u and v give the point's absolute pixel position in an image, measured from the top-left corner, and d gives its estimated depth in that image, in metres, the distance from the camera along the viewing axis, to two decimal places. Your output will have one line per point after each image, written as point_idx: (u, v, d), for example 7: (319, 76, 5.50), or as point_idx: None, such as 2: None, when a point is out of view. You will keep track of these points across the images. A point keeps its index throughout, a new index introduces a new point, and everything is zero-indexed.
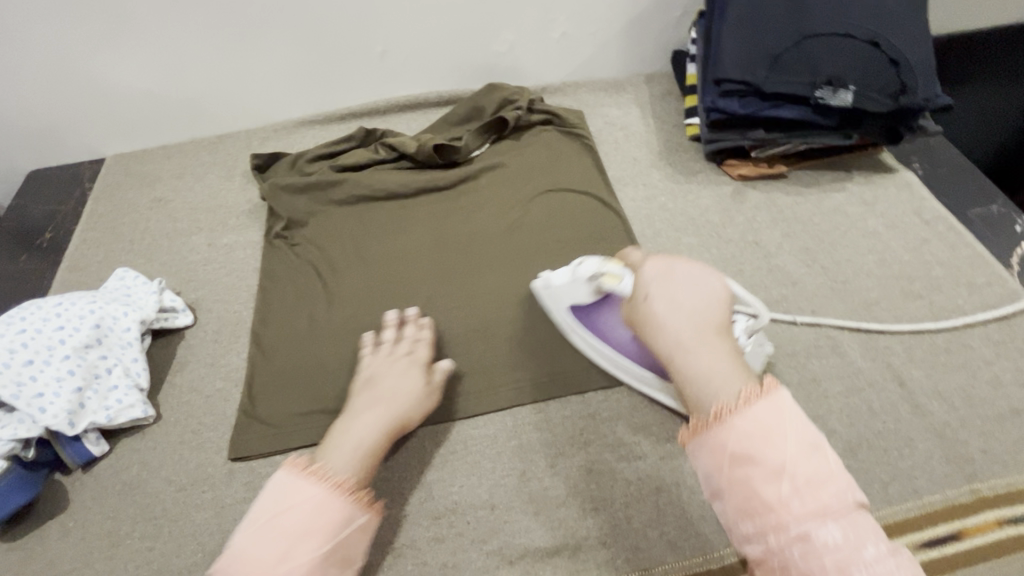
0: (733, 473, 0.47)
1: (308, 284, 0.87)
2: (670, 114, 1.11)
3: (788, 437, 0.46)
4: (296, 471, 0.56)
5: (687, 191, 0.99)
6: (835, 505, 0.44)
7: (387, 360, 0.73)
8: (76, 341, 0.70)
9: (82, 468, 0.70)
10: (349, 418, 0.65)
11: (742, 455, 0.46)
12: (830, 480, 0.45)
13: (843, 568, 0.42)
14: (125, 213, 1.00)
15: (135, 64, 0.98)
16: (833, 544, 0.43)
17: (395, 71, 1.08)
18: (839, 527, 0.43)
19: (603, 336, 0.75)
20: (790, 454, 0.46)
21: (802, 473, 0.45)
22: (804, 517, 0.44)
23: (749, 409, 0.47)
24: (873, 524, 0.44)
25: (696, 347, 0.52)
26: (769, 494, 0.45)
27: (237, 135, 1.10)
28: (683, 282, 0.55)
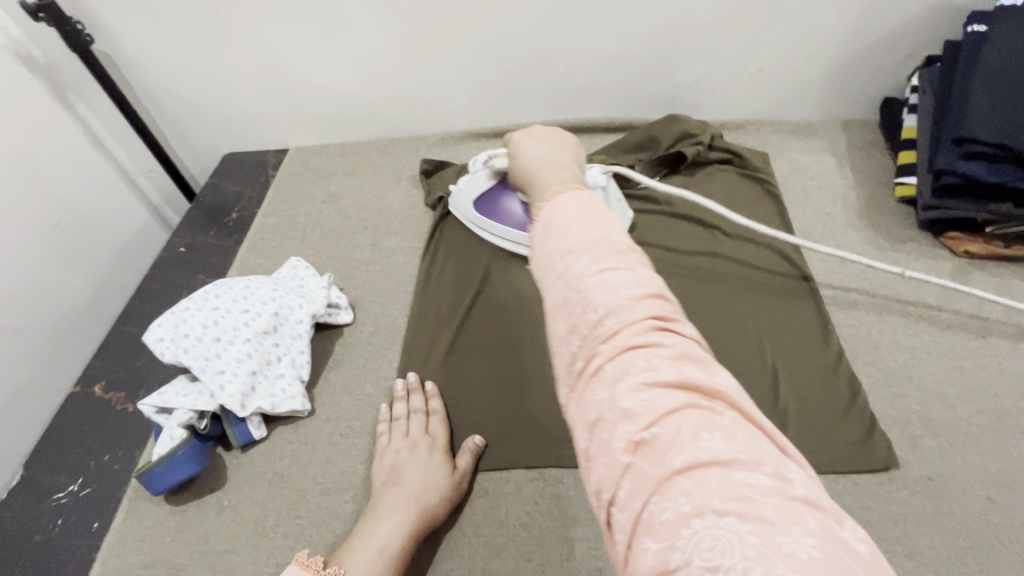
0: (559, 306, 0.39)
1: (462, 298, 0.86)
2: (873, 169, 0.97)
3: (605, 261, 0.39)
4: (310, 569, 0.59)
5: (892, 261, 0.85)
6: (652, 317, 0.36)
7: (406, 441, 0.69)
8: (257, 327, 0.73)
9: (242, 449, 0.72)
10: (369, 525, 0.62)
11: (551, 246, 0.42)
12: (631, 297, 0.37)
13: (649, 411, 0.33)
14: (301, 203, 1.06)
15: (334, 67, 1.05)
16: (636, 397, 0.33)
17: (570, 93, 1.06)
18: (665, 368, 0.34)
19: (500, 218, 0.87)
20: (612, 299, 0.37)
21: (597, 292, 0.38)
22: (624, 346, 0.35)
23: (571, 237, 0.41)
24: (701, 370, 0.35)
25: (568, 217, 0.43)
26: (625, 388, 0.34)
27: (407, 140, 1.13)
28: (576, 204, 0.44)
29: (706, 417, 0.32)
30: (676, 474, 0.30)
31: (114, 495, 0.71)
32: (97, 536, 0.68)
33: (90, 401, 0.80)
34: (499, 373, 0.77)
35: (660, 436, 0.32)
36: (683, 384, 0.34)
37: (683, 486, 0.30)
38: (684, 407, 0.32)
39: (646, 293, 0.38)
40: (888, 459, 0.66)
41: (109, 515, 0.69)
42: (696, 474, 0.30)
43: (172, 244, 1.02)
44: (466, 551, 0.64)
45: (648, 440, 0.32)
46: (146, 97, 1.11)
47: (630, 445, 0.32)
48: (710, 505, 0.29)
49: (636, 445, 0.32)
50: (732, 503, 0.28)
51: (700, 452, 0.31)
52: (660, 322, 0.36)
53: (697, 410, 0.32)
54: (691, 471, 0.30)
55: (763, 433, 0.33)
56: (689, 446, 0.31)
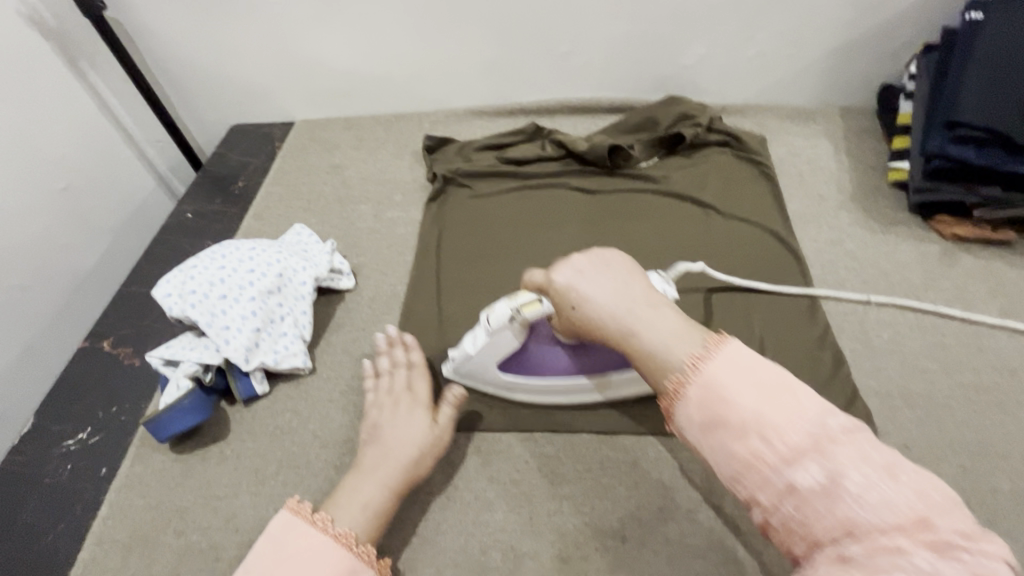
0: (693, 419, 0.44)
1: (464, 267, 0.89)
2: (868, 154, 0.99)
3: (760, 377, 0.43)
4: (303, 520, 0.58)
5: (882, 243, 0.87)
6: (830, 442, 0.39)
7: (389, 396, 0.71)
8: (262, 286, 0.76)
9: (245, 404, 0.75)
10: (354, 478, 0.64)
11: (726, 393, 0.43)
12: (808, 418, 0.40)
13: (864, 524, 0.36)
14: (306, 174, 1.08)
15: (342, 41, 1.06)
16: (868, 515, 0.37)
17: (573, 73, 1.07)
18: (877, 488, 0.37)
19: (537, 369, 0.69)
20: (786, 429, 0.40)
21: (772, 423, 0.40)
22: (791, 462, 0.39)
23: (711, 356, 0.45)
24: (885, 464, 0.38)
25: (652, 311, 0.50)
26: (777, 478, 0.39)
27: (412, 116, 1.15)
28: (597, 269, 0.53)
29: (899, 530, 0.36)
30: (818, 546, 0.38)
31: (120, 443, 0.74)
32: (104, 481, 0.71)
33: (98, 355, 0.82)
34: None
35: (863, 549, 0.36)
36: (904, 513, 0.36)
37: (877, 546, 0.35)
38: (883, 525, 0.36)
39: (820, 408, 0.41)
40: (867, 428, 0.69)
41: (116, 461, 0.72)
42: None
43: (179, 211, 1.04)
44: (458, 503, 0.67)
45: (865, 541, 0.36)
46: (155, 65, 1.12)
47: (835, 556, 0.37)
48: (906, 554, 0.35)
49: (839, 557, 0.36)
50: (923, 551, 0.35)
51: (909, 562, 0.34)
52: (845, 435, 0.40)
53: (862, 510, 0.37)
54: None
55: (932, 521, 0.36)
56: (901, 553, 0.35)
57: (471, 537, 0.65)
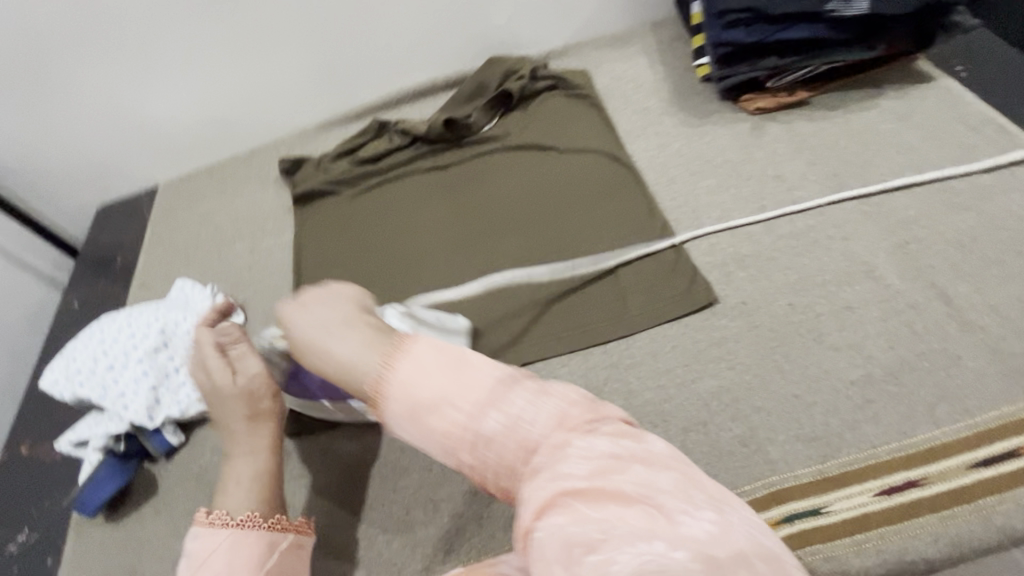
0: (443, 434, 0.45)
1: (342, 271, 0.94)
2: (679, 59, 1.07)
3: (452, 398, 0.45)
4: (205, 525, 0.58)
5: (702, 134, 0.96)
6: (503, 392, 0.45)
7: (212, 388, 0.66)
8: (146, 346, 0.79)
9: (166, 457, 0.79)
10: (229, 462, 0.64)
11: (399, 386, 0.46)
12: (485, 379, 0.45)
13: (552, 446, 0.42)
14: (178, 231, 1.10)
15: (174, 96, 1.09)
16: (615, 475, 0.39)
17: (400, 62, 1.12)
18: (597, 440, 0.42)
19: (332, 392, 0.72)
20: (446, 388, 0.45)
21: (452, 390, 0.45)
22: (478, 415, 0.44)
23: (396, 358, 0.47)
24: (546, 392, 0.45)
25: (338, 337, 0.51)
26: (512, 440, 0.43)
27: (266, 147, 1.18)
28: (326, 305, 0.56)
29: (631, 471, 0.39)
30: (588, 487, 0.38)
31: (58, 530, 0.77)
32: (52, 567, 0.74)
33: (20, 460, 0.85)
34: None
35: (553, 459, 0.41)
36: (624, 464, 0.40)
37: (572, 461, 0.40)
38: (567, 451, 0.41)
39: (481, 366, 0.47)
40: (710, 297, 0.77)
41: (60, 546, 0.76)
42: (606, 499, 0.38)
43: (65, 303, 1.06)
44: (374, 479, 0.72)
45: (586, 491, 0.38)
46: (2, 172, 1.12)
47: (557, 489, 0.39)
48: (607, 482, 0.39)
49: (573, 494, 0.38)
50: (632, 485, 0.38)
51: (628, 492, 0.38)
52: (528, 386, 0.45)
53: (596, 439, 0.42)
54: (647, 517, 0.37)
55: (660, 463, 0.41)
56: (578, 463, 0.40)
57: (391, 502, 0.70)
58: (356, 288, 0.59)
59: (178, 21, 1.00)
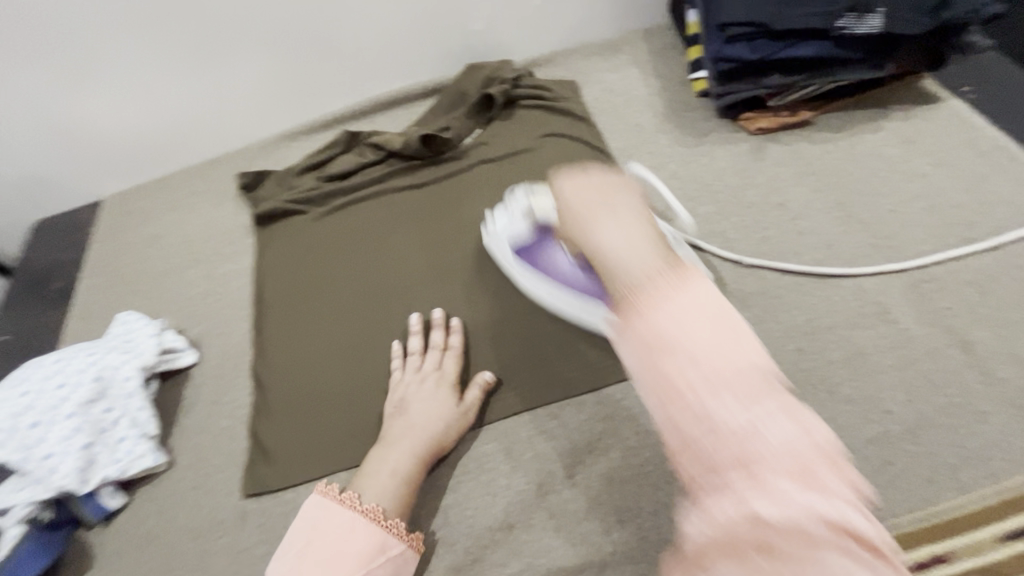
0: (657, 386, 0.41)
1: (307, 304, 0.85)
2: (673, 71, 1.00)
3: (707, 327, 0.41)
4: (329, 499, 0.64)
5: (699, 155, 0.89)
6: (750, 377, 0.39)
7: (417, 375, 0.72)
8: (79, 397, 0.69)
9: (104, 522, 0.70)
10: (383, 451, 0.66)
11: (648, 338, 0.41)
12: (744, 363, 0.39)
13: (770, 462, 0.36)
14: (125, 253, 1.00)
15: (117, 101, 0.97)
16: (781, 503, 0.35)
17: (372, 68, 1.02)
18: (814, 437, 0.37)
19: (549, 273, 0.75)
20: (684, 372, 0.39)
21: (703, 352, 0.40)
22: (706, 390, 0.39)
23: (668, 292, 0.43)
24: (793, 410, 0.38)
25: (613, 219, 0.50)
26: (729, 422, 0.37)
27: (224, 158, 1.07)
28: (686, 308, 0.42)
29: (862, 561, 0.34)
30: (768, 528, 0.35)
31: None
32: None
33: None
34: (354, 369, 0.77)
35: (755, 480, 0.36)
36: (822, 516, 0.34)
37: (748, 482, 0.36)
38: (794, 464, 0.36)
39: (744, 356, 0.40)
40: None
41: None
42: (796, 530, 0.34)
43: None
44: None
45: (772, 550, 0.34)
46: None
47: (750, 519, 0.35)
48: (810, 543, 0.34)
49: (732, 501, 0.36)
50: (805, 546, 0.34)
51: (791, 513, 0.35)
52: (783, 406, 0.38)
53: (809, 467, 0.36)
54: (799, 528, 0.34)
55: (837, 468, 0.37)
56: (782, 505, 0.35)
57: None
58: (640, 203, 0.52)
59: (117, 23, 0.89)
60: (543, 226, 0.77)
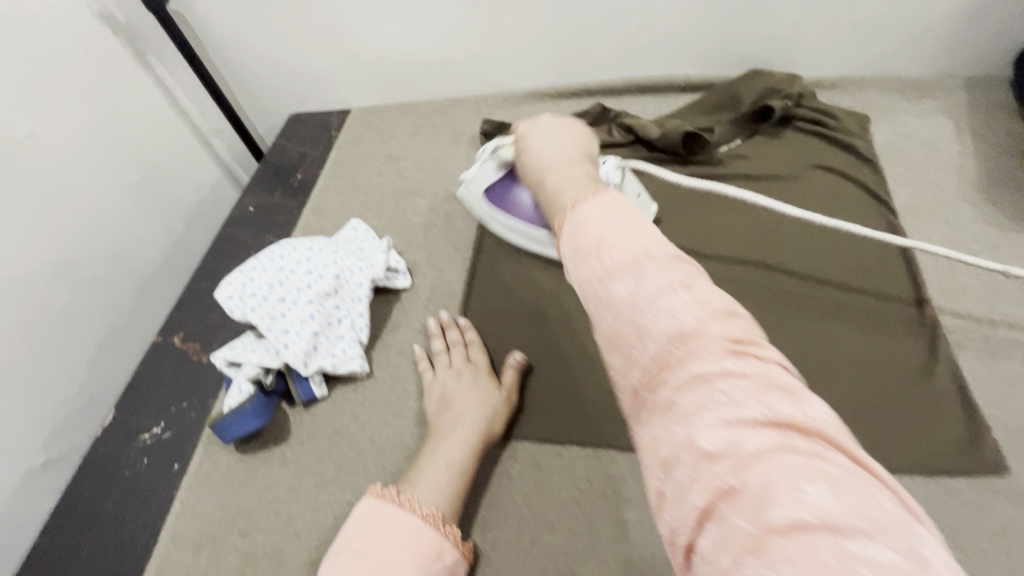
0: (608, 341, 0.39)
1: (524, 264, 0.84)
2: (998, 136, 0.84)
3: (650, 275, 0.38)
4: (390, 502, 0.59)
5: (1015, 243, 0.74)
6: (706, 325, 0.36)
7: (450, 372, 0.72)
8: (319, 288, 0.75)
9: (305, 406, 0.75)
10: (433, 445, 0.66)
11: (579, 254, 0.42)
12: (696, 318, 0.36)
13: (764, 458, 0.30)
14: (363, 164, 1.06)
15: (398, 25, 1.01)
16: (824, 536, 0.26)
17: (645, 48, 0.97)
18: (760, 408, 0.32)
19: (510, 209, 0.79)
20: (645, 292, 0.38)
21: (652, 317, 0.37)
22: (692, 355, 0.35)
23: (587, 199, 0.45)
24: (771, 390, 0.33)
25: (560, 168, 0.53)
26: (715, 445, 0.31)
27: (469, 101, 1.09)
28: (602, 211, 0.43)
29: (863, 546, 0.26)
30: (771, 534, 0.27)
31: (190, 440, 0.76)
32: (176, 477, 0.73)
33: (170, 352, 0.85)
34: (556, 345, 0.76)
35: (691, 403, 0.33)
36: (855, 467, 0.30)
37: (710, 430, 0.32)
38: (775, 451, 0.30)
39: (676, 264, 0.40)
40: (994, 463, 0.59)
41: (187, 458, 0.74)
42: (802, 538, 0.26)
43: (241, 205, 1.05)
44: (519, 520, 0.64)
45: (738, 492, 0.29)
46: (216, 55, 1.10)
47: (717, 492, 0.30)
48: (819, 537, 0.26)
49: (720, 495, 0.30)
50: (823, 532, 0.26)
51: (851, 536, 0.26)
52: (740, 348, 0.35)
53: (793, 456, 0.29)
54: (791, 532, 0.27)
55: (886, 487, 0.29)
56: (781, 502, 0.28)
57: (528, 557, 0.62)
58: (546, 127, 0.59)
59: None
60: (510, 170, 0.74)
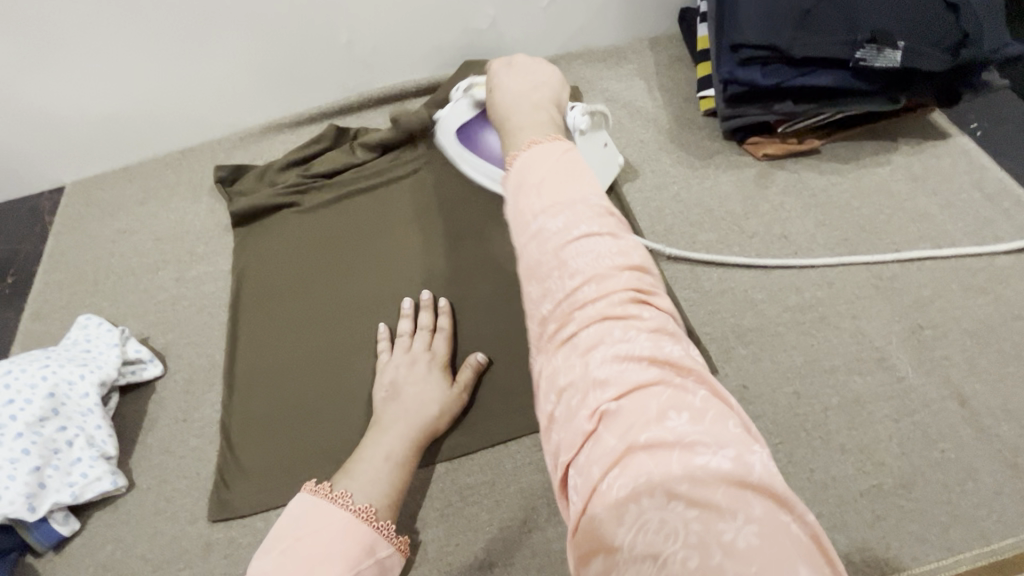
0: (530, 274, 0.39)
1: (285, 313, 0.80)
2: (679, 86, 0.97)
3: (582, 222, 0.38)
4: (323, 497, 0.59)
5: (703, 177, 0.86)
6: (612, 280, 0.36)
7: (407, 356, 0.72)
8: (29, 415, 0.64)
9: (54, 550, 0.65)
10: (374, 433, 0.66)
11: (518, 199, 0.41)
12: (621, 275, 0.37)
13: (631, 393, 0.33)
14: (89, 247, 0.93)
15: (79, 83, 0.89)
16: (631, 366, 0.33)
17: (364, 61, 0.97)
18: (649, 318, 0.36)
19: (480, 151, 0.80)
20: (557, 198, 0.40)
21: (579, 262, 0.37)
22: (587, 321, 0.36)
23: (530, 149, 0.44)
24: (647, 297, 0.37)
25: (523, 111, 0.50)
26: (561, 302, 0.37)
27: (201, 150, 1.00)
28: (546, 160, 0.42)
29: (698, 482, 0.29)
30: (635, 449, 0.31)
31: None
32: None
33: None
34: (330, 388, 0.74)
35: (590, 335, 0.35)
36: (659, 359, 0.34)
37: (657, 400, 0.32)
38: (651, 383, 0.33)
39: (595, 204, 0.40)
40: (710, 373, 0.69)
41: None
42: (698, 484, 0.29)
43: None
44: None
45: (613, 412, 0.32)
46: None
47: (597, 411, 0.33)
48: (640, 458, 0.31)
49: (602, 418, 0.33)
50: (654, 454, 0.31)
51: (661, 417, 0.32)
52: (657, 325, 0.36)
53: (665, 387, 0.33)
54: (653, 449, 0.31)
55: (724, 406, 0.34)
56: (650, 422, 0.32)
57: None
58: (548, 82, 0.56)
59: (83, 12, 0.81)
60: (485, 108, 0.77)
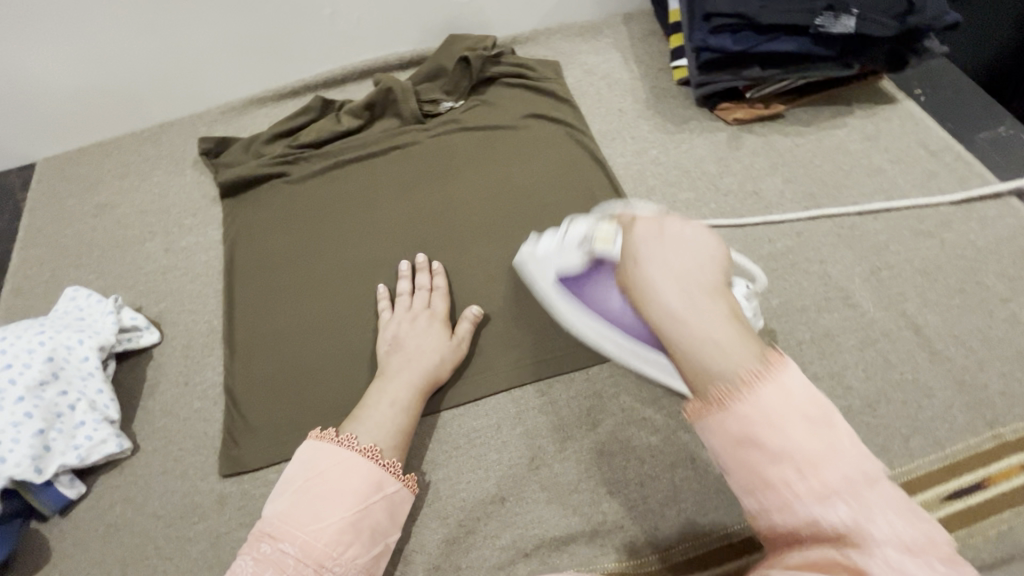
0: (736, 458, 0.40)
1: (283, 278, 0.81)
2: (654, 58, 1.02)
3: (790, 399, 0.40)
4: (328, 441, 0.61)
5: (680, 141, 0.92)
6: (809, 438, 0.38)
7: (408, 314, 0.74)
8: (29, 379, 0.63)
9: (60, 513, 0.65)
10: (379, 383, 0.68)
11: (746, 451, 0.40)
12: (812, 413, 0.39)
13: (843, 541, 0.36)
14: (68, 223, 0.91)
15: (52, 53, 0.87)
16: (824, 511, 0.37)
17: (348, 33, 0.97)
18: (868, 497, 0.37)
19: (596, 305, 0.69)
20: (747, 381, 0.41)
21: (818, 474, 0.38)
22: (818, 495, 0.37)
23: (684, 298, 0.45)
24: (848, 450, 0.38)
25: (654, 244, 0.50)
26: (773, 475, 0.39)
27: (181, 124, 0.99)
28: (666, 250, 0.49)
29: None
30: None
31: None
32: None
33: None
34: (334, 347, 0.75)
35: (812, 539, 0.38)
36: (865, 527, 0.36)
37: (873, 531, 0.36)
38: (849, 529, 0.36)
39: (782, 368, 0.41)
40: None
41: None
42: None
43: None
44: None
45: (839, 560, 0.36)
46: None
47: (805, 573, 0.36)
48: None
49: (809, 572, 0.36)
50: None
51: (866, 565, 0.35)
52: (868, 485, 0.37)
53: (871, 537, 0.36)
54: (824, 572, 0.35)
55: (933, 548, 0.35)
56: (868, 560, 0.35)
57: None
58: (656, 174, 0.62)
59: None
60: None
